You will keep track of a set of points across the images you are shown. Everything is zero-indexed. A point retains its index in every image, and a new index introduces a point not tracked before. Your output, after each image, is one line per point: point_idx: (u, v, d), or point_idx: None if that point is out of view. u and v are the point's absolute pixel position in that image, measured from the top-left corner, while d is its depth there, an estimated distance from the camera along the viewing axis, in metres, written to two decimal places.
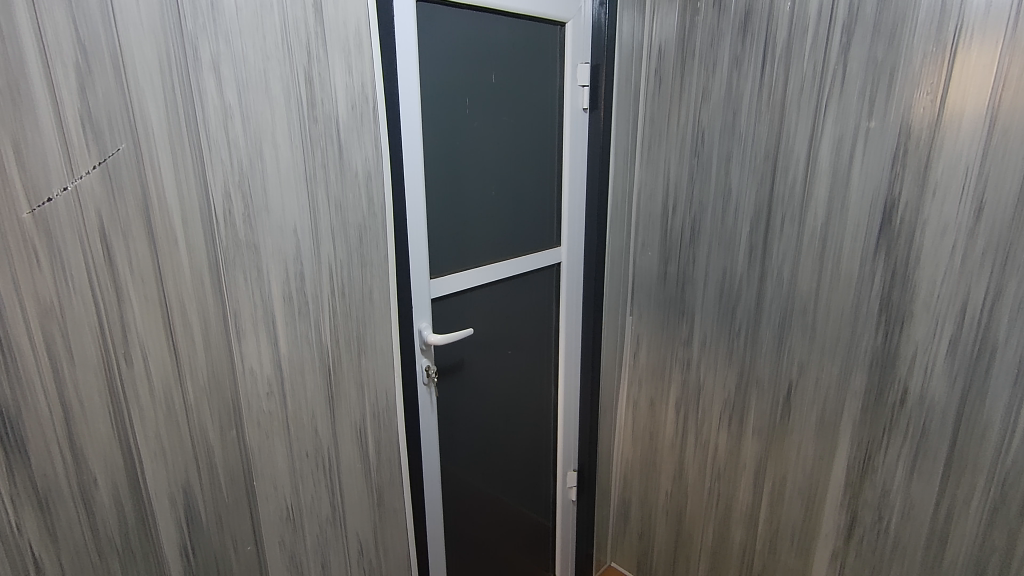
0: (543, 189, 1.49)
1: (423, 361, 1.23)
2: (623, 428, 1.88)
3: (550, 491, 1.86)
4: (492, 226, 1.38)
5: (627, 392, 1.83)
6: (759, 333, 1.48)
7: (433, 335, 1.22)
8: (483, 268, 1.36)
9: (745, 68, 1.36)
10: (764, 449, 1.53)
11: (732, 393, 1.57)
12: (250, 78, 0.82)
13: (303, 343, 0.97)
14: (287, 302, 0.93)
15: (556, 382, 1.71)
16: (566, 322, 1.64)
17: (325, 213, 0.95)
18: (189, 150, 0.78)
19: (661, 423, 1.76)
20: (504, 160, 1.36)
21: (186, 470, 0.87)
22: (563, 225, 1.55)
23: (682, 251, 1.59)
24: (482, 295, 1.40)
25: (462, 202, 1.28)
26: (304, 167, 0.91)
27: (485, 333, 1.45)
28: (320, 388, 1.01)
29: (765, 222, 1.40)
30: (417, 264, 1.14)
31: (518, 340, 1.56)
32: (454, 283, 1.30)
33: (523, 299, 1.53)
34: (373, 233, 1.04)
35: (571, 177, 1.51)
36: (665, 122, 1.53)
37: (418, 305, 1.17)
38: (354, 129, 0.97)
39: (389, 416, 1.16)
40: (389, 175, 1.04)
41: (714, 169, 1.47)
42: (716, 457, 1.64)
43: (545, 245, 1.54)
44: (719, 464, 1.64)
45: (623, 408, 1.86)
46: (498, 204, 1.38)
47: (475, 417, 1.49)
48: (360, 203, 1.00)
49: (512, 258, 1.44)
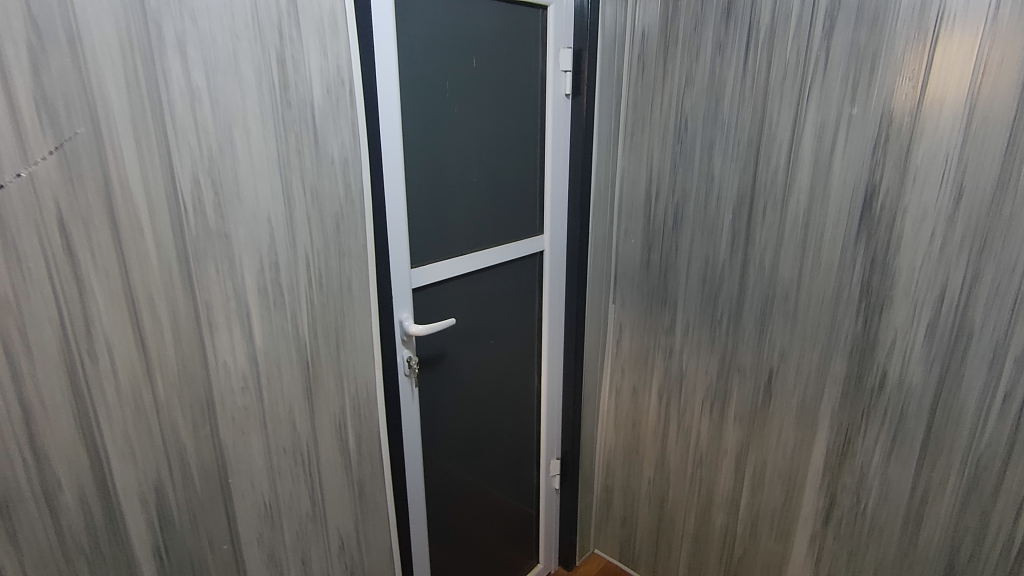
0: (526, 176, 1.47)
1: (405, 352, 1.21)
2: (605, 416, 1.88)
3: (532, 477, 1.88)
4: (474, 214, 1.35)
5: (609, 379, 1.84)
6: (741, 321, 1.48)
7: (415, 326, 1.20)
8: (465, 257, 1.34)
9: (728, 54, 1.35)
10: (745, 436, 1.55)
11: (714, 380, 1.58)
12: (219, 59, 0.78)
13: (279, 336, 0.94)
14: (261, 294, 0.90)
15: (539, 371, 1.71)
16: (550, 310, 1.64)
17: (301, 202, 0.92)
18: (154, 135, 0.74)
19: (643, 410, 1.77)
20: (485, 147, 1.33)
21: (157, 469, 0.84)
22: (546, 214, 1.53)
23: (665, 239, 1.58)
24: (464, 285, 1.38)
25: (443, 190, 1.26)
26: (277, 153, 0.87)
27: (469, 323, 1.43)
28: (298, 382, 0.98)
29: (748, 210, 1.40)
30: (398, 255, 1.12)
31: (504, 330, 1.55)
32: (437, 273, 1.28)
33: (507, 289, 1.51)
34: (351, 221, 1.00)
35: (554, 164, 1.49)
36: (648, 109, 1.52)
37: (399, 295, 1.15)
38: (330, 114, 0.93)
39: (370, 409, 1.13)
40: (367, 162, 1.01)
41: (697, 156, 1.46)
42: (698, 443, 1.66)
43: (528, 234, 1.52)
44: (701, 450, 1.66)
45: (606, 396, 1.86)
46: (480, 192, 1.35)
47: (459, 408, 1.48)
48: (338, 192, 0.96)
49: (494, 246, 1.42)
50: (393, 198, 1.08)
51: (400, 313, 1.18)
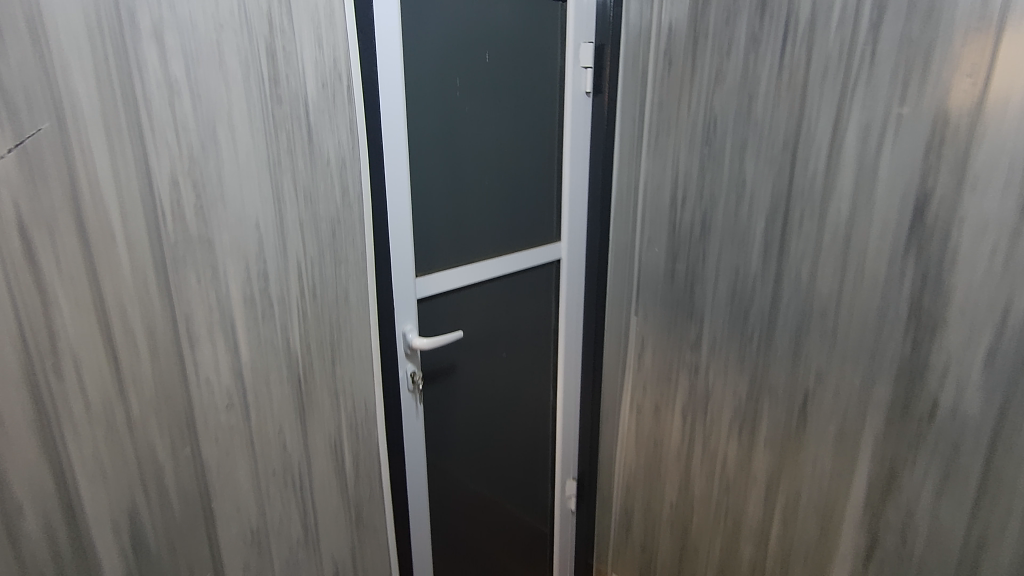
0: (543, 180, 1.39)
1: (409, 366, 1.14)
2: (625, 435, 1.77)
3: (547, 495, 1.80)
4: (486, 220, 1.27)
5: (630, 396, 1.73)
6: (773, 338, 1.37)
7: (421, 339, 1.12)
8: (476, 265, 1.26)
9: (762, 50, 1.25)
10: (776, 462, 1.43)
11: (742, 401, 1.47)
12: (201, 50, 0.72)
13: (268, 350, 0.87)
14: (248, 305, 0.83)
15: (555, 385, 1.62)
16: (567, 321, 1.55)
17: (292, 205, 0.85)
18: (128, 131, 0.68)
19: (666, 430, 1.67)
20: (498, 148, 1.25)
21: (132, 493, 0.77)
22: (563, 220, 1.45)
23: (691, 248, 1.48)
24: (475, 295, 1.30)
25: (452, 194, 1.18)
26: (266, 152, 0.80)
27: (480, 335, 1.35)
28: (288, 399, 0.91)
29: (782, 218, 1.29)
30: (401, 263, 1.04)
31: (517, 342, 1.46)
32: (444, 282, 1.20)
33: (520, 299, 1.43)
34: (349, 226, 0.93)
35: (572, 167, 1.40)
36: (675, 109, 1.42)
37: (402, 305, 1.07)
38: (325, 110, 0.86)
39: (368, 427, 1.06)
40: (366, 162, 0.94)
41: (727, 160, 1.36)
42: (725, 468, 1.54)
43: (544, 241, 1.43)
44: (728, 475, 1.54)
45: (626, 413, 1.75)
46: (493, 197, 1.27)
47: (468, 424, 1.40)
48: (334, 195, 0.90)
49: (507, 254, 1.33)
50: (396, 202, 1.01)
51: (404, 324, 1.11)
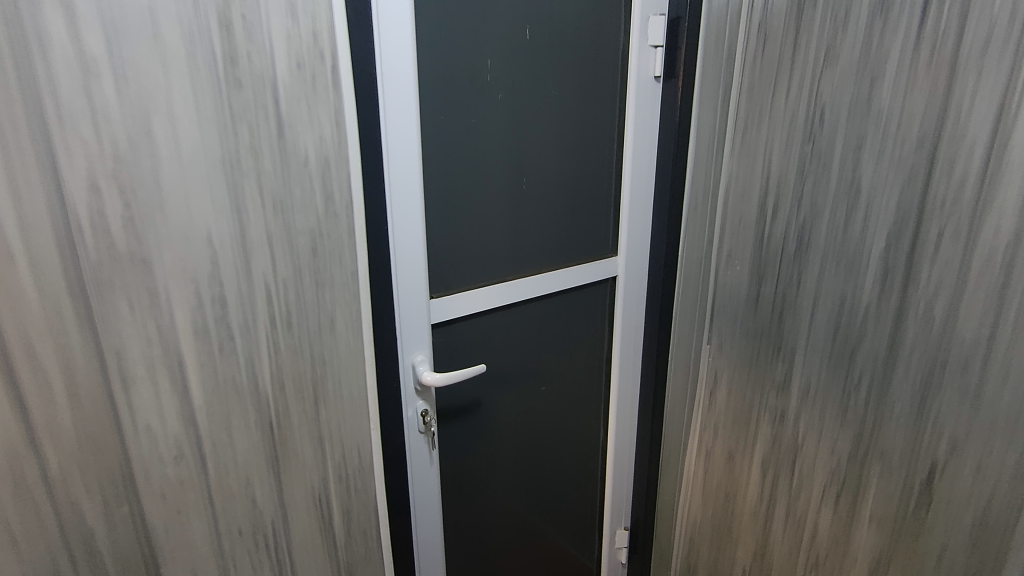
0: (596, 183, 1.15)
1: (420, 404, 0.96)
2: (691, 481, 1.51)
3: (595, 542, 1.57)
4: (523, 231, 1.07)
5: (698, 437, 1.46)
6: (890, 391, 1.07)
7: (435, 374, 0.94)
8: (507, 285, 1.05)
9: (894, 16, 0.94)
10: (886, 546, 1.13)
11: (842, 463, 1.17)
12: (126, 18, 0.56)
13: (229, 391, 0.71)
14: (200, 339, 0.67)
15: (607, 423, 1.38)
16: (622, 350, 1.30)
17: (256, 216, 0.68)
18: (26, 123, 0.53)
19: (740, 482, 1.39)
20: (540, 145, 1.04)
21: (55, 562, 0.64)
22: (622, 231, 1.20)
23: (783, 268, 1.19)
24: (507, 320, 1.09)
25: (478, 199, 0.99)
26: (220, 150, 0.64)
27: (513, 365, 1.14)
28: (258, 448, 0.76)
29: (911, 238, 0.98)
30: (406, 282, 0.87)
31: (561, 374, 1.24)
32: (467, 305, 1.01)
33: (564, 325, 1.20)
34: (334, 241, 0.76)
35: (634, 167, 1.16)
36: (770, 95, 1.14)
37: (409, 333, 0.90)
38: (301, 97, 0.68)
39: (363, 478, 0.88)
40: (359, 161, 0.76)
41: (837, 160, 1.06)
42: (815, 541, 1.25)
43: (596, 256, 1.20)
44: (818, 550, 1.25)
45: (693, 456, 1.49)
46: (531, 203, 1.06)
47: (499, 470, 1.20)
48: (313, 202, 0.72)
49: (547, 271, 1.12)
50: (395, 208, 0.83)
51: (414, 355, 0.93)
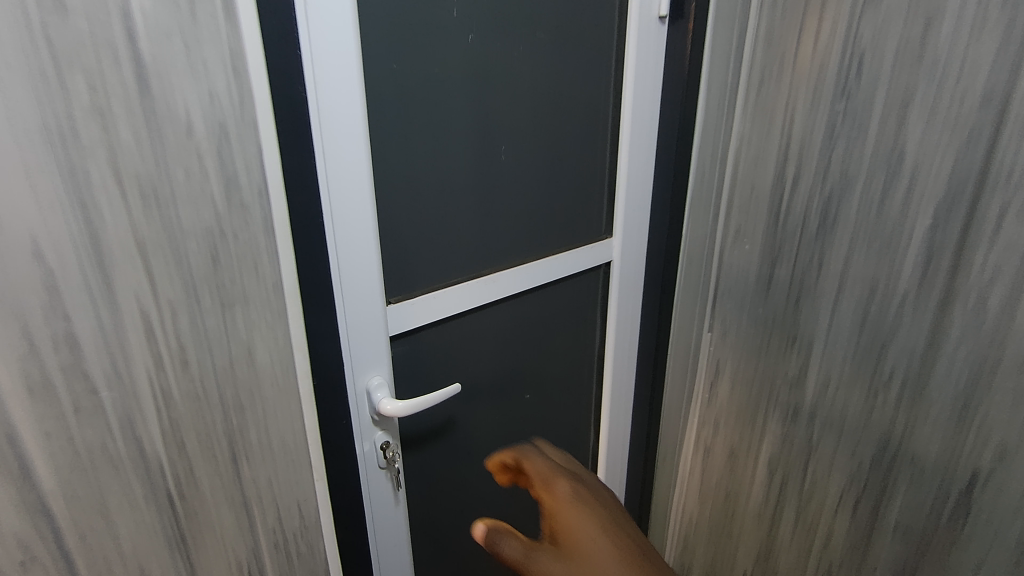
0: (587, 152, 0.95)
1: (380, 435, 0.76)
2: (687, 481, 1.37)
3: None
4: (500, 214, 0.86)
5: (695, 434, 1.32)
6: (927, 391, 0.91)
7: (395, 401, 0.73)
8: (484, 280, 0.86)
9: None
10: (912, 561, 0.99)
11: (863, 468, 1.03)
12: None
13: (99, 462, 0.50)
14: (38, 399, 0.45)
15: (597, 425, 1.23)
16: (614, 345, 1.14)
17: (117, 215, 0.45)
18: None
19: (742, 483, 1.25)
20: (521, 104, 0.83)
21: None
22: (618, 211, 1.03)
23: (802, 248, 1.02)
24: (483, 322, 0.90)
25: (445, 175, 0.77)
26: (44, 117, 0.40)
27: (492, 374, 0.95)
28: (152, 527, 0.55)
29: (969, 212, 0.81)
30: (354, 288, 0.65)
31: (546, 380, 1.06)
32: (435, 309, 0.81)
33: (549, 323, 1.02)
34: (246, 246, 0.53)
35: (631, 134, 0.98)
36: (794, 40, 0.94)
37: (362, 354, 0.69)
38: (174, 33, 0.45)
39: (306, 539, 0.69)
40: (273, 130, 0.54)
41: (876, 119, 0.87)
42: (828, 550, 1.12)
43: (586, 239, 1.01)
44: (831, 561, 1.12)
45: (689, 454, 1.35)
46: (510, 179, 0.85)
47: (478, 497, 1.01)
48: (209, 192, 0.49)
49: (530, 261, 0.93)
50: (331, 194, 0.61)
51: (370, 378, 0.72)
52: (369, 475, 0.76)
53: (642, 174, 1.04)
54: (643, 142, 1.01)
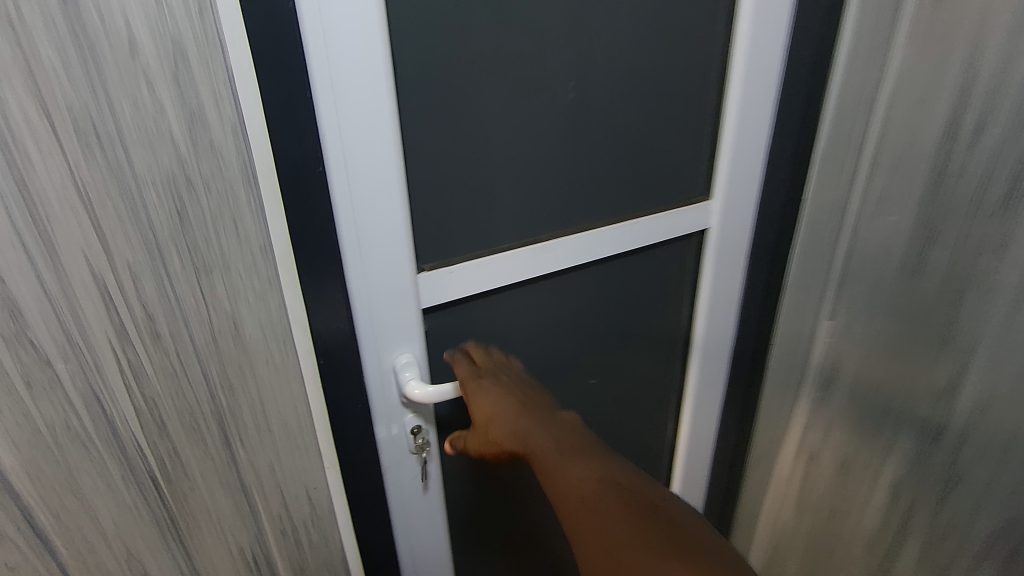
0: (687, 93, 0.75)
1: (411, 418, 0.67)
2: (783, 490, 1.14)
3: None
4: (564, 168, 0.71)
5: (800, 438, 1.09)
6: None
7: (426, 384, 0.64)
8: (540, 248, 0.73)
9: None
10: None
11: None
12: None
13: (65, 440, 0.44)
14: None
15: (678, 417, 1.06)
16: (705, 328, 0.95)
17: (47, 155, 0.36)
18: None
19: (856, 502, 1.02)
20: (600, 28, 0.65)
21: None
22: (721, 167, 0.82)
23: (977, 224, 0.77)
24: (537, 295, 0.78)
25: (487, 118, 0.63)
26: None
27: (547, 354, 0.83)
28: (134, 511, 0.50)
29: None
30: (374, 251, 0.57)
31: (613, 365, 0.91)
32: (476, 280, 0.69)
33: (617, 300, 0.87)
34: (219, 197, 0.43)
35: (748, 67, 0.75)
36: None
37: (388, 327, 0.61)
38: None
39: (318, 526, 0.62)
40: (246, 49, 0.43)
41: None
42: None
43: (673, 204, 0.83)
44: None
45: (790, 460, 1.12)
46: (576, 124, 0.69)
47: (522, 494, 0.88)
48: (166, 129, 0.39)
49: (601, 227, 0.77)
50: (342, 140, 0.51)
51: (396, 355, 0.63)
52: (394, 461, 0.68)
53: (759, 121, 0.80)
54: (764, 80, 0.77)
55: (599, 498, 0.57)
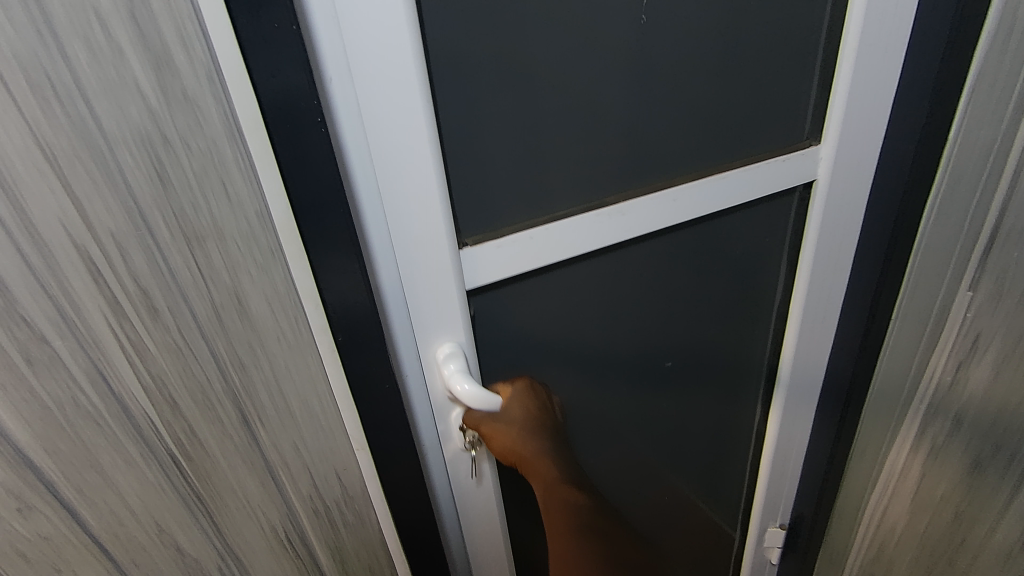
0: (778, 14, 0.62)
1: (456, 413, 0.66)
2: (895, 485, 0.97)
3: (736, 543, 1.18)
4: (620, 112, 0.60)
5: (920, 427, 0.91)
6: None
7: (470, 379, 0.61)
8: (610, 212, 0.63)
9: None
10: None
11: None
12: None
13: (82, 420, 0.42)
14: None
15: (769, 388, 0.96)
16: (806, 293, 0.84)
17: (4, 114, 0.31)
18: None
19: (983, 511, 0.82)
20: None
21: None
22: (837, 109, 0.70)
23: None
24: (603, 266, 0.69)
25: (535, 55, 0.54)
26: None
27: (613, 330, 0.75)
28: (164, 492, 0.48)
29: None
30: (404, 235, 0.54)
31: (689, 336, 0.82)
32: (537, 252, 0.61)
33: (698, 266, 0.77)
34: (202, 161, 0.38)
35: None
36: None
37: (424, 310, 0.58)
38: None
39: (352, 503, 0.60)
40: None
41: None
42: None
43: (760, 154, 0.71)
44: None
45: (908, 451, 0.94)
46: (644, 60, 0.59)
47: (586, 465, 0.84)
48: (130, 79, 0.34)
49: (682, 184, 0.66)
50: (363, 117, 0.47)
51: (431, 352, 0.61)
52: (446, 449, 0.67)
53: (886, 49, 0.68)
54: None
55: (581, 553, 0.67)
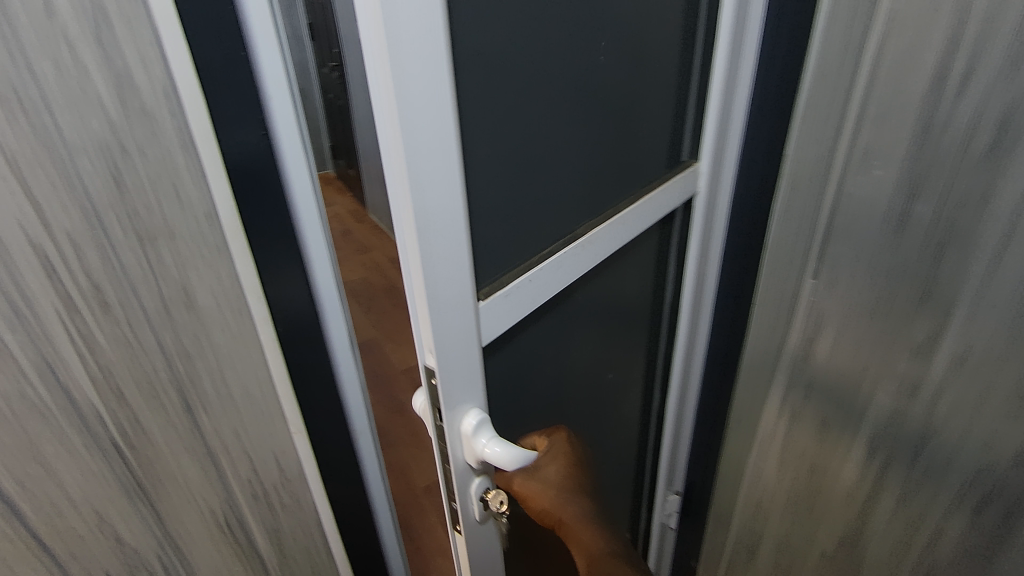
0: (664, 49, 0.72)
1: (478, 480, 0.56)
2: (766, 451, 1.14)
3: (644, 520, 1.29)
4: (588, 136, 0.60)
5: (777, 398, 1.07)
6: None
7: (500, 441, 0.52)
8: (583, 245, 0.61)
9: None
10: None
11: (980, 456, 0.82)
12: None
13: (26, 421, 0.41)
14: None
15: (665, 376, 1.07)
16: (690, 289, 0.95)
17: None
18: None
19: (834, 457, 1.02)
20: None
21: None
22: (708, 121, 0.79)
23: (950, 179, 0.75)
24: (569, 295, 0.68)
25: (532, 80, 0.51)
26: None
27: (573, 355, 0.75)
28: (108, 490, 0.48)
29: None
30: (449, 295, 0.45)
31: (619, 353, 0.89)
32: (541, 294, 0.57)
33: (625, 281, 0.81)
34: (163, 167, 0.44)
35: (731, 26, 0.73)
36: None
37: (460, 382, 0.50)
38: None
39: (289, 483, 0.65)
40: (173, 12, 0.41)
41: None
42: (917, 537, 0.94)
43: None
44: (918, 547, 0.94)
45: (768, 420, 1.11)
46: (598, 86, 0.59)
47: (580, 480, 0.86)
48: (96, 95, 0.39)
49: (625, 209, 0.69)
50: (292, 106, 0.50)
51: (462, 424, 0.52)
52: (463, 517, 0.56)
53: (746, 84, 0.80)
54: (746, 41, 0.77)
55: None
